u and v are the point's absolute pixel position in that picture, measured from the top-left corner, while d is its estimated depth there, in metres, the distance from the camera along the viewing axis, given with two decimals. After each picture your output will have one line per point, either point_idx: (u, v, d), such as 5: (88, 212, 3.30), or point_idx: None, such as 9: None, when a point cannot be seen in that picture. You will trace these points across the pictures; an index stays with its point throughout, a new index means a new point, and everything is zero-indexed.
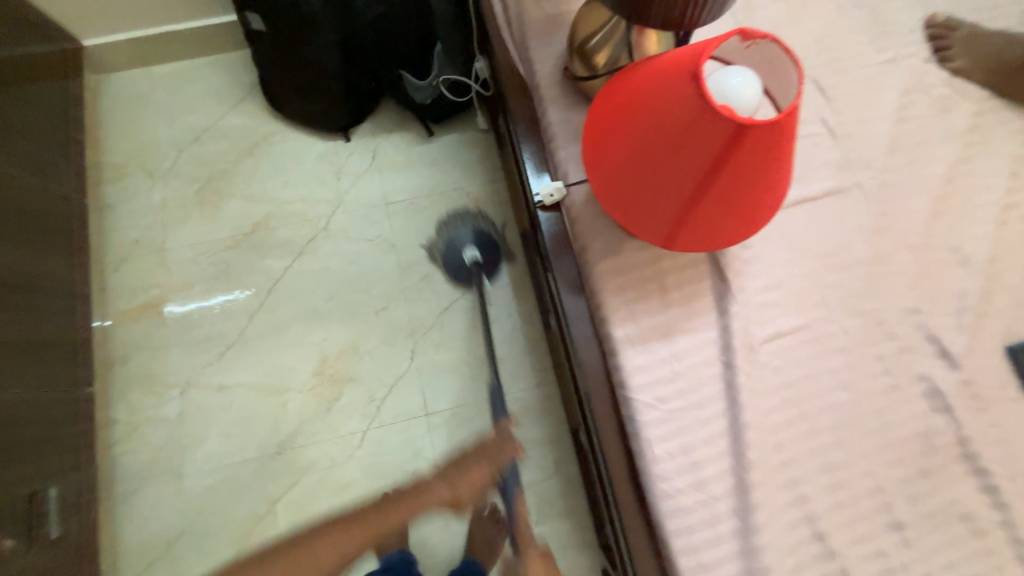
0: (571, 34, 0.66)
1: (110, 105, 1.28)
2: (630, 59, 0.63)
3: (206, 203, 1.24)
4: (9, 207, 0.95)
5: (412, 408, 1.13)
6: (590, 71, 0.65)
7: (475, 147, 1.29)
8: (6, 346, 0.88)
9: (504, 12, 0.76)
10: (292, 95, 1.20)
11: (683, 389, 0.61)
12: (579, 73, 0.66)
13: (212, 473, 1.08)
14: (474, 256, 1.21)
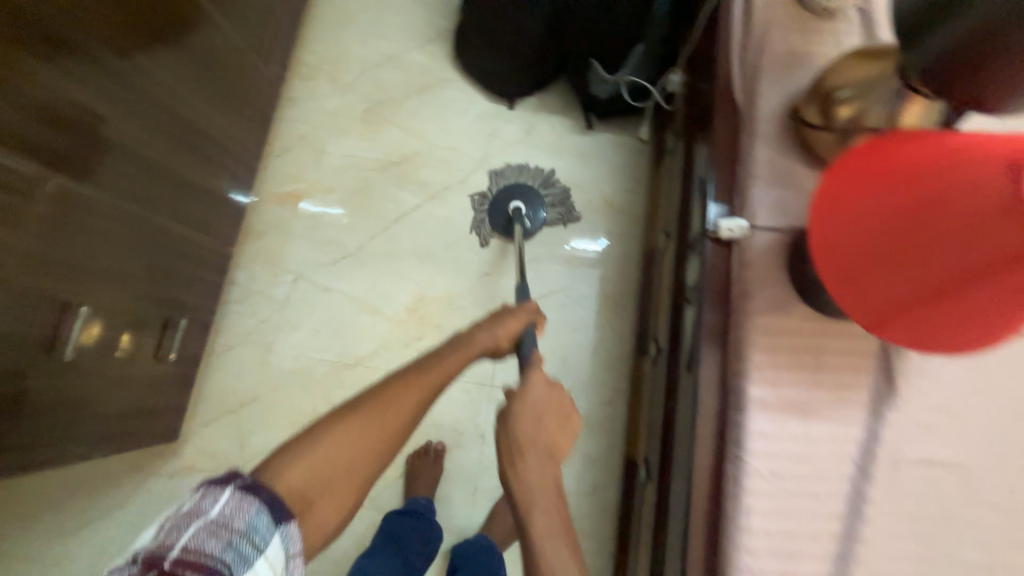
0: (820, 79, 0.62)
1: (322, 11, 1.40)
2: (879, 120, 0.57)
3: (368, 123, 1.33)
4: (219, 65, 1.04)
5: (482, 375, 1.16)
6: (825, 121, 0.61)
7: (627, 153, 1.27)
8: (182, 182, 0.98)
9: (742, 35, 0.73)
10: (480, 52, 1.24)
11: (804, 475, 0.56)
12: (808, 120, 0.63)
13: (295, 360, 1.18)
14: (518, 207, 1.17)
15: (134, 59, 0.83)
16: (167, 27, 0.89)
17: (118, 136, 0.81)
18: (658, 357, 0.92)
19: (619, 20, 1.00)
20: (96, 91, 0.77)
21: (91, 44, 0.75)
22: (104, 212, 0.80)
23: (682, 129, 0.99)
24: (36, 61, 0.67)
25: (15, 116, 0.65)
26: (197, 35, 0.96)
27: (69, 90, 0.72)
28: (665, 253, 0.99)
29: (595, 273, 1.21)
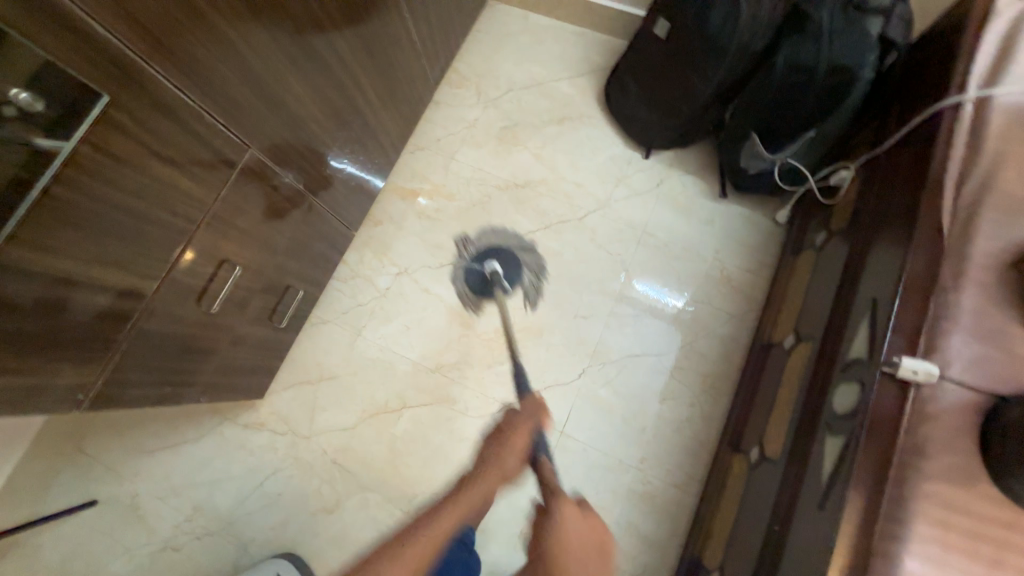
0: None
1: (484, 25, 1.45)
2: None
3: (503, 141, 1.35)
4: (399, 62, 1.09)
5: (554, 419, 1.13)
6: None
7: (757, 232, 1.21)
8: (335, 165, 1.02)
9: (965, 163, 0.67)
10: (634, 97, 1.23)
11: None
12: None
13: (381, 351, 1.21)
14: (495, 266, 1.13)
15: (337, 46, 0.87)
16: (372, 20, 0.93)
17: (302, 113, 0.86)
18: (763, 465, 0.85)
19: (801, 104, 0.96)
20: (301, 71, 0.81)
21: (311, 30, 0.79)
22: (271, 179, 0.85)
23: (845, 231, 0.91)
24: (265, 37, 0.72)
25: (236, 84, 0.70)
26: (390, 31, 1.00)
27: (280, 67, 0.77)
28: (791, 355, 0.92)
29: (695, 347, 1.15)
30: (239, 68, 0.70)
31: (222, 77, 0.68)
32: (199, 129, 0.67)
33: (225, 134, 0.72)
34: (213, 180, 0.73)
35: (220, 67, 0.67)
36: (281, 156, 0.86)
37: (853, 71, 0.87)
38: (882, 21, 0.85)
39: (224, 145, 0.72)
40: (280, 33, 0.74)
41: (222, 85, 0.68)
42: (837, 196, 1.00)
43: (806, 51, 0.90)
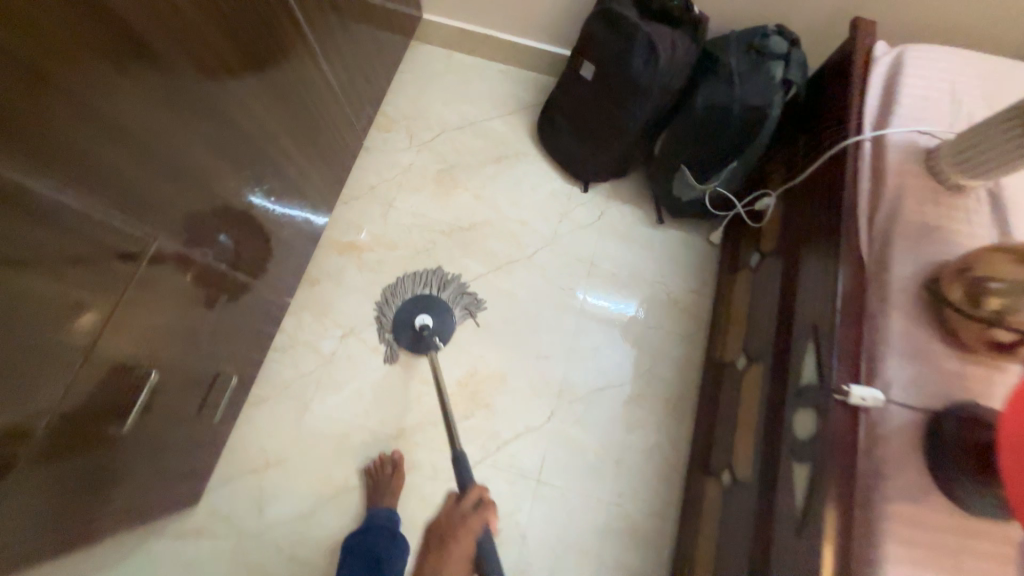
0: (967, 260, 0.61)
1: (407, 67, 1.41)
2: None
3: (441, 184, 1.31)
4: (314, 108, 1.01)
5: (527, 467, 1.09)
6: (972, 308, 0.60)
7: (695, 254, 1.28)
8: (253, 231, 0.92)
9: (872, 196, 0.75)
10: (565, 133, 1.24)
11: None
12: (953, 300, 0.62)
13: (334, 423, 1.11)
14: (424, 320, 1.14)
15: (240, 98, 0.77)
16: (278, 68, 0.84)
17: (205, 176, 0.74)
18: (736, 489, 0.88)
19: (721, 140, 1.02)
20: (198, 130, 0.70)
21: (206, 86, 0.69)
22: (173, 257, 0.72)
23: (777, 255, 0.98)
24: (148, 98, 0.60)
25: (115, 158, 0.58)
26: (300, 78, 0.92)
27: (173, 131, 0.65)
28: (745, 376, 0.97)
29: (654, 373, 1.18)
30: (118, 139, 0.58)
31: (95, 151, 0.56)
32: (69, 218, 0.55)
33: (106, 217, 0.59)
34: (95, 273, 0.60)
35: (90, 139, 0.55)
36: (185, 228, 0.73)
37: (764, 110, 0.94)
38: (782, 66, 0.94)
39: (105, 230, 0.60)
40: (166, 92, 0.63)
41: (95, 161, 0.56)
42: (763, 219, 1.07)
43: (721, 93, 0.96)
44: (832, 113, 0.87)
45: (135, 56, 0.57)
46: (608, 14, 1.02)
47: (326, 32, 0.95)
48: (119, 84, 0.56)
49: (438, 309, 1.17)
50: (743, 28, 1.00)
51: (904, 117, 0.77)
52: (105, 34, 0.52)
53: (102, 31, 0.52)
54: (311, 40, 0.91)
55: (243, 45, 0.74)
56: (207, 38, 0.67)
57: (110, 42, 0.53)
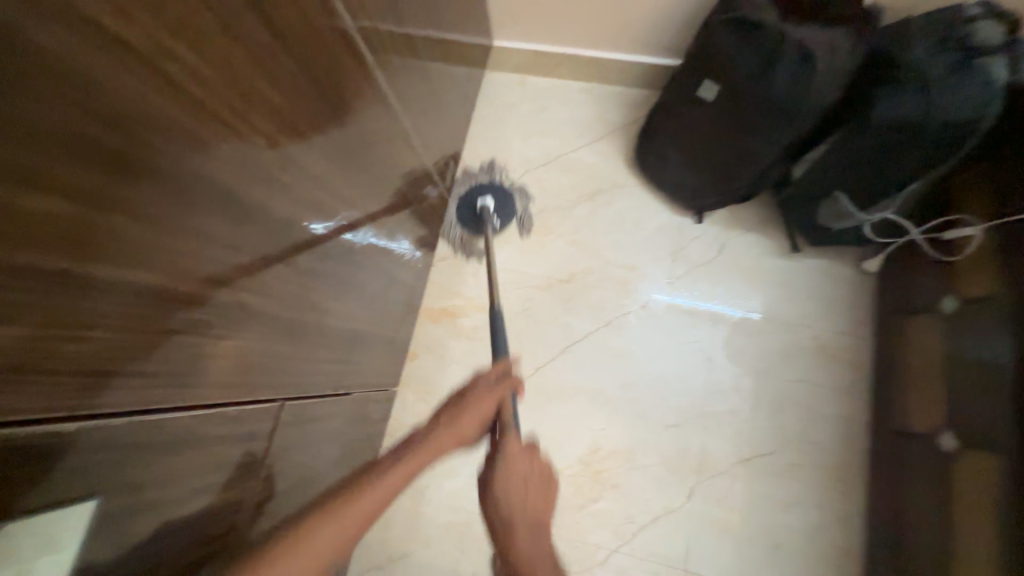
0: None
1: (479, 101, 1.28)
2: None
3: (533, 233, 1.18)
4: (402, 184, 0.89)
5: (671, 556, 0.97)
6: None
7: (844, 287, 1.07)
8: (362, 338, 0.83)
9: None
10: (677, 163, 1.06)
11: None
12: None
13: (453, 511, 1.04)
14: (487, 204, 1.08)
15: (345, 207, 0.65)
16: (373, 157, 0.73)
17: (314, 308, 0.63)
18: None
19: (901, 163, 0.81)
20: (304, 266, 0.59)
21: (316, 213, 0.58)
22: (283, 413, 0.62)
23: (997, 309, 0.77)
24: (259, 258, 0.49)
25: (228, 342, 0.47)
26: (394, 158, 0.80)
27: (283, 279, 0.54)
28: (957, 463, 0.78)
29: (809, 437, 1.00)
30: (231, 320, 0.47)
31: (209, 346, 0.45)
32: (182, 434, 0.45)
33: (216, 407, 0.49)
34: (208, 475, 0.50)
35: (206, 336, 0.44)
36: (300, 371, 0.63)
37: (976, 123, 0.73)
38: (1002, 60, 0.72)
39: (217, 423, 0.49)
40: (277, 241, 0.51)
41: (210, 355, 0.45)
42: (957, 252, 0.86)
43: (909, 107, 0.76)
44: None
45: (244, 220, 0.45)
46: (741, 24, 0.84)
47: (410, 98, 0.83)
48: (230, 259, 0.44)
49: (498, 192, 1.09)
50: (926, 15, 0.79)
51: None
52: (216, 212, 0.41)
53: (214, 209, 0.40)
54: (397, 111, 0.78)
55: (341, 149, 0.62)
56: (311, 159, 0.55)
57: (221, 216, 0.42)
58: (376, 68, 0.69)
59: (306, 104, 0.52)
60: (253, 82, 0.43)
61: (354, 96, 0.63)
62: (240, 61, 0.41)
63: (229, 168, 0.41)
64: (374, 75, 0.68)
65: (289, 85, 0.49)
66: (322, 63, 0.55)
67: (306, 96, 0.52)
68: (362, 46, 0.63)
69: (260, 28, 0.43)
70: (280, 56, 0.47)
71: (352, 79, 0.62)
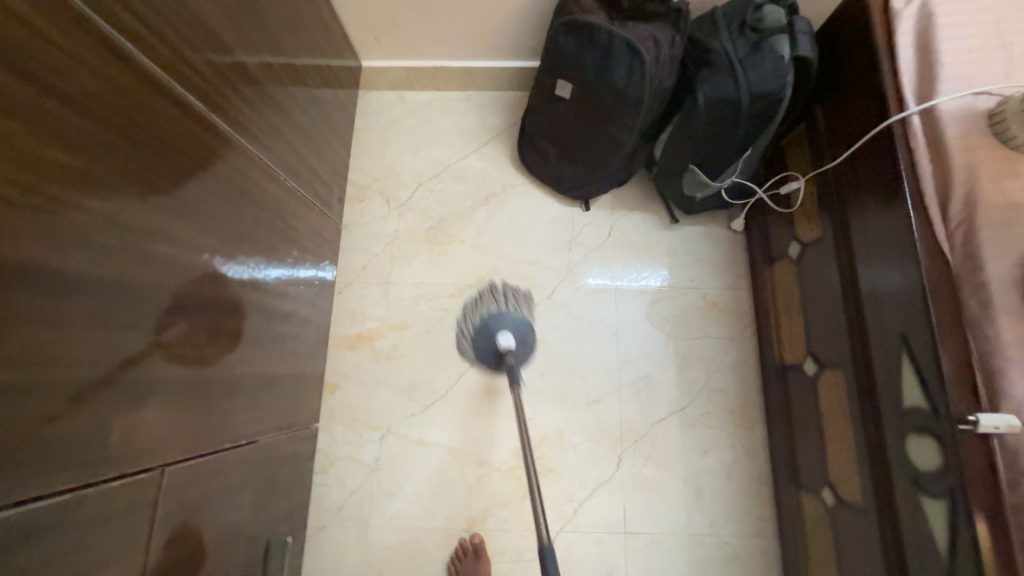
0: None
1: (360, 122, 1.28)
2: None
3: (436, 244, 1.20)
4: (280, 220, 0.88)
5: (611, 522, 1.04)
6: None
7: (720, 246, 1.19)
8: (258, 381, 0.81)
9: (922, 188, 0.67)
10: (553, 158, 1.13)
11: None
12: None
13: (401, 533, 1.04)
14: (508, 342, 0.98)
15: (192, 255, 0.64)
16: (225, 199, 0.71)
17: (176, 367, 0.61)
18: (845, 511, 0.83)
19: (734, 135, 0.92)
20: (160, 325, 0.58)
21: (158, 265, 0.57)
22: (169, 479, 0.61)
23: (825, 248, 0.89)
24: (89, 325, 0.49)
25: (63, 414, 0.47)
26: (256, 195, 0.79)
27: (124, 343, 0.53)
28: (818, 383, 0.91)
29: (711, 386, 1.11)
30: (64, 394, 0.47)
31: (41, 424, 0.45)
32: (35, 525, 0.45)
33: (75, 489, 0.49)
34: (80, 551, 0.49)
35: (31, 413, 0.44)
36: (169, 435, 0.61)
37: (777, 95, 0.85)
38: (787, 39, 0.83)
39: (77, 505, 0.49)
40: (111, 304, 0.51)
41: (45, 432, 0.45)
42: (793, 203, 0.99)
43: (725, 86, 0.87)
44: (857, 85, 0.78)
45: (53, 288, 0.45)
46: (576, 25, 0.91)
47: (262, 131, 0.82)
48: (42, 334, 0.45)
49: (519, 329, 1.04)
50: (724, 5, 0.91)
51: (950, 78, 0.68)
52: (5, 290, 0.41)
53: (0, 288, 0.41)
54: (246, 146, 0.77)
55: (177, 196, 0.61)
56: (132, 210, 0.54)
57: (20, 292, 0.42)
58: (207, 108, 0.67)
59: (110, 156, 0.52)
60: (36, 147, 0.44)
61: (185, 141, 0.63)
62: (15, 132, 0.42)
63: (9, 240, 0.41)
64: (207, 116, 0.67)
65: (81, 141, 0.48)
66: (139, 120, 0.56)
67: (122, 153, 0.53)
68: (182, 87, 0.63)
69: (17, 85, 0.42)
70: (75, 120, 0.48)
71: (176, 124, 0.61)
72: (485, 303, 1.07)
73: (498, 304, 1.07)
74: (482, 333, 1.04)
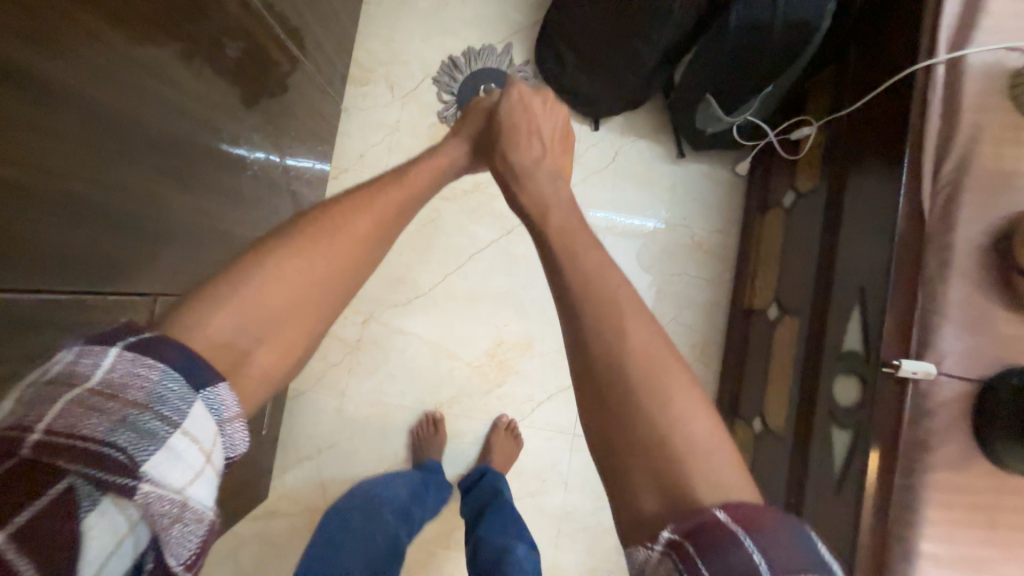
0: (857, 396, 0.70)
1: None
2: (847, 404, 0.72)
3: (436, 143, 1.18)
4: (278, 88, 0.85)
5: (563, 424, 1.15)
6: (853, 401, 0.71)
7: (720, 189, 1.18)
8: (247, 245, 0.84)
9: (921, 140, 0.66)
10: (570, 66, 1.08)
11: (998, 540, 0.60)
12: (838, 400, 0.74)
13: (373, 406, 1.15)
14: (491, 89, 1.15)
15: (187, 100, 0.63)
16: (223, 48, 0.68)
17: (170, 209, 0.64)
18: (768, 439, 0.92)
19: (759, 66, 0.87)
20: (153, 163, 0.59)
21: (154, 104, 0.58)
22: (160, 307, 0.67)
23: (817, 198, 0.90)
24: (84, 147, 0.50)
25: (65, 228, 0.51)
26: (255, 51, 0.76)
27: (119, 173, 0.55)
28: (777, 327, 0.96)
29: (679, 321, 1.17)
30: (61, 209, 0.49)
31: (34, 232, 0.47)
32: (35, 317, 0.50)
33: (76, 295, 0.54)
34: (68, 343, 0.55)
35: (29, 219, 0.47)
36: (159, 273, 0.65)
37: (812, 26, 0.79)
38: None
39: (64, 306, 0.53)
40: (105, 130, 0.52)
41: (42, 239, 0.49)
42: (800, 151, 0.98)
43: (760, 7, 0.80)
44: (897, 27, 0.73)
45: (48, 99, 0.45)
46: None
47: None
48: (38, 142, 0.46)
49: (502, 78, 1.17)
50: None
51: (989, 29, 0.64)
52: (21, 101, 0.43)
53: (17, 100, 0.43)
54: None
55: (175, 32, 0.59)
56: (128, 36, 0.53)
57: (33, 103, 0.44)
58: None
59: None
60: None
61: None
62: None
63: (20, 49, 0.42)
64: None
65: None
66: None
67: None
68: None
69: None
70: None
71: None
72: (455, 71, 1.17)
73: (478, 74, 1.17)
74: (465, 89, 1.17)
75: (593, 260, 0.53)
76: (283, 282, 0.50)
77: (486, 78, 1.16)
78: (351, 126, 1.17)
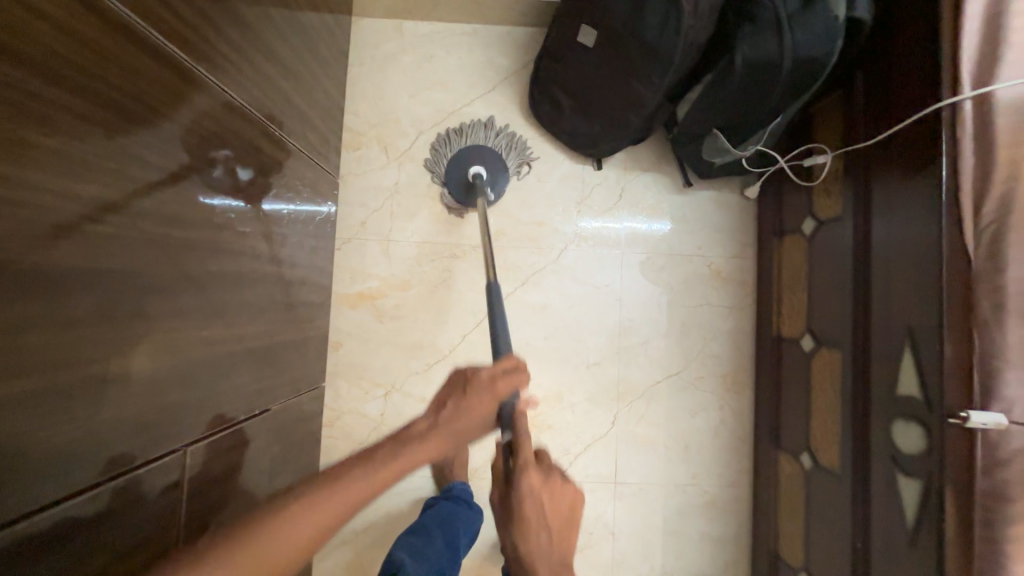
0: (910, 442, 0.70)
1: (354, 57, 1.15)
2: (905, 450, 0.71)
3: (438, 201, 1.14)
4: (274, 180, 0.82)
5: (603, 473, 1.12)
6: (913, 448, 0.69)
7: (731, 214, 1.16)
8: (261, 350, 0.80)
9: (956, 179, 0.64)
10: (568, 111, 1.05)
11: None
12: (899, 443, 0.72)
13: (406, 480, 1.11)
14: (479, 172, 1.10)
15: (174, 228, 0.58)
16: (204, 160, 0.63)
17: (174, 351, 0.60)
18: (821, 475, 0.91)
19: (767, 102, 0.85)
20: (160, 312, 0.57)
21: (149, 246, 0.54)
22: (192, 457, 0.65)
23: (841, 229, 0.88)
24: (83, 317, 0.47)
25: (74, 411, 0.48)
26: (244, 151, 0.72)
27: (130, 328, 0.53)
28: (814, 358, 0.95)
29: (707, 353, 1.15)
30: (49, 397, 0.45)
31: (16, 434, 0.42)
32: (69, 522, 0.48)
33: (106, 478, 0.52)
34: (103, 534, 0.52)
35: (7, 422, 0.41)
36: (180, 414, 0.62)
37: (822, 62, 0.78)
38: None
39: (82, 510, 0.49)
40: (101, 296, 0.49)
41: (52, 432, 0.46)
42: (814, 176, 0.96)
43: (767, 46, 0.78)
44: (914, 57, 0.71)
45: (40, 288, 0.43)
46: None
47: (245, 76, 0.72)
48: (37, 334, 0.43)
49: (492, 160, 1.12)
50: None
51: (1015, 60, 0.62)
52: (11, 298, 0.40)
53: (8, 297, 0.40)
54: (228, 94, 0.68)
55: (144, 160, 0.53)
56: (94, 186, 0.47)
57: (25, 296, 0.42)
58: (193, 60, 0.60)
59: (51, 116, 0.43)
60: (23, 131, 0.41)
61: (139, 83, 0.52)
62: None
63: (5, 243, 0.40)
64: (173, 54, 0.57)
65: (7, 96, 0.39)
66: (121, 83, 0.50)
67: (105, 124, 0.48)
68: (128, 9, 0.51)
69: None
70: (57, 93, 0.44)
71: (162, 85, 0.56)
72: (445, 148, 1.13)
73: (473, 148, 1.12)
74: (454, 160, 1.12)
75: (537, 432, 0.62)
76: (272, 547, 0.45)
77: (471, 161, 1.11)
78: (349, 194, 1.13)
